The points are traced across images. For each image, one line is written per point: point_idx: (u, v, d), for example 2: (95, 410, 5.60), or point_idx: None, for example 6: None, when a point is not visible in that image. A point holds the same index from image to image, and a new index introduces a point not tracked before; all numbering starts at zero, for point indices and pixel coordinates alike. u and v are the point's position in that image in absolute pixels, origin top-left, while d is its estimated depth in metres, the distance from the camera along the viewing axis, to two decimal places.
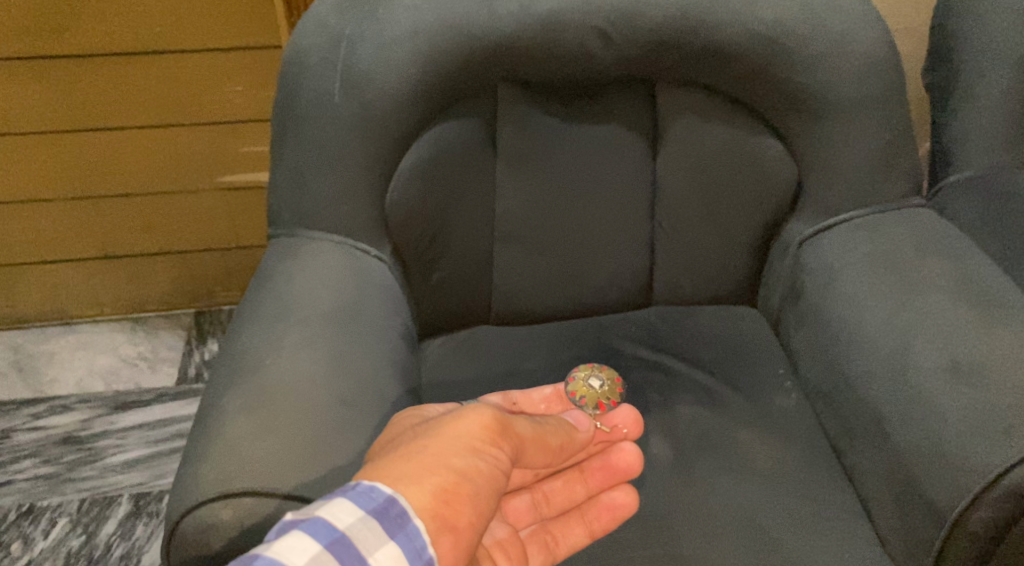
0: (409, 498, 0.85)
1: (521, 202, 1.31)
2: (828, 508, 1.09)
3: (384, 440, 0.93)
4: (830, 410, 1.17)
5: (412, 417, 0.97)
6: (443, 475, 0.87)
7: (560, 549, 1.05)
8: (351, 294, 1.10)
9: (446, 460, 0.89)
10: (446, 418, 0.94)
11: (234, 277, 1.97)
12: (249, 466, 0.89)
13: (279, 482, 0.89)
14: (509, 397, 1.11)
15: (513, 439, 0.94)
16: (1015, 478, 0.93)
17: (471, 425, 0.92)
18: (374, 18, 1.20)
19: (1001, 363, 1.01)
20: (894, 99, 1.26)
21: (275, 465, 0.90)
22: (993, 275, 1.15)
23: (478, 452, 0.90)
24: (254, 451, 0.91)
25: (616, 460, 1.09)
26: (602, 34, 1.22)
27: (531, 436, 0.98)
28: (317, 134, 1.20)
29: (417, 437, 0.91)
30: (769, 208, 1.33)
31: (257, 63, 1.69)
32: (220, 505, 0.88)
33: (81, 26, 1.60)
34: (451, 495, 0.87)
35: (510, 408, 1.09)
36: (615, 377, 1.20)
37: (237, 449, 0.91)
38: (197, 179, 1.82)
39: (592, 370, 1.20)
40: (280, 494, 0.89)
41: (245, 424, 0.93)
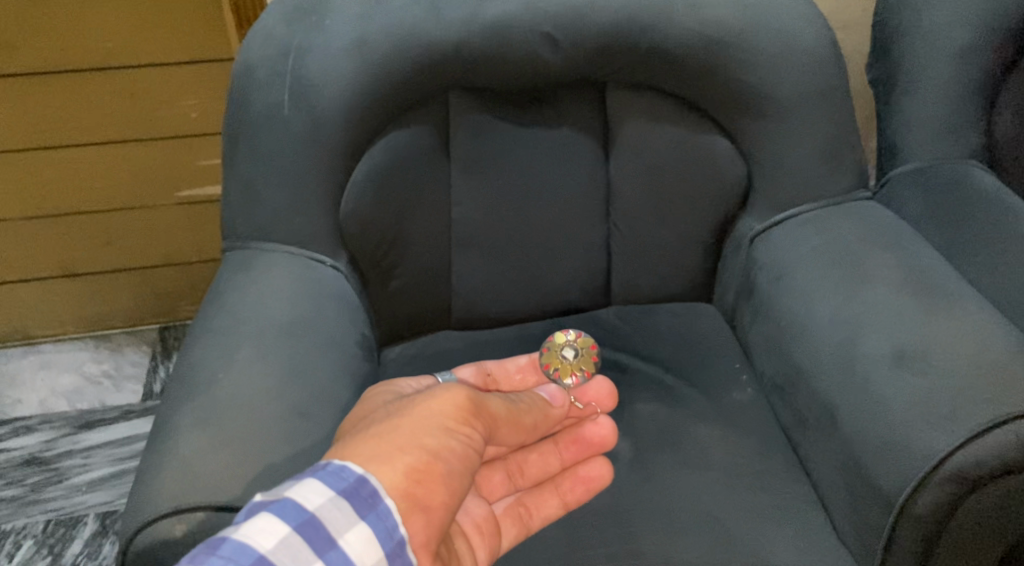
0: (380, 477, 0.86)
1: (476, 208, 1.32)
2: (785, 500, 1.11)
3: (357, 420, 0.95)
4: (785, 403, 1.19)
5: (385, 401, 0.98)
6: (415, 454, 0.88)
7: (535, 520, 1.08)
8: (305, 305, 1.10)
9: (418, 440, 0.90)
10: (419, 397, 0.95)
11: (197, 291, 1.97)
12: (204, 481, 0.90)
13: (234, 495, 0.89)
14: (484, 370, 1.21)
15: (486, 418, 0.96)
16: (958, 459, 0.95)
17: (444, 404, 0.93)
18: (322, 29, 1.20)
19: (945, 350, 1.04)
20: (838, 95, 1.28)
21: (231, 478, 0.90)
22: (937, 265, 1.18)
23: (451, 431, 0.92)
24: (209, 466, 0.91)
25: (589, 433, 1.15)
26: (550, 39, 1.23)
27: (503, 413, 1.00)
28: (268, 147, 1.20)
29: (391, 417, 0.92)
30: (721, 206, 1.35)
31: (210, 76, 1.69)
32: (175, 520, 0.88)
33: (30, 45, 1.60)
34: (423, 474, 0.88)
35: (485, 381, 1.19)
36: (591, 345, 1.24)
37: (192, 464, 0.91)
38: (155, 194, 1.82)
39: (568, 338, 1.24)
40: (237, 507, 0.89)
41: (200, 439, 0.93)
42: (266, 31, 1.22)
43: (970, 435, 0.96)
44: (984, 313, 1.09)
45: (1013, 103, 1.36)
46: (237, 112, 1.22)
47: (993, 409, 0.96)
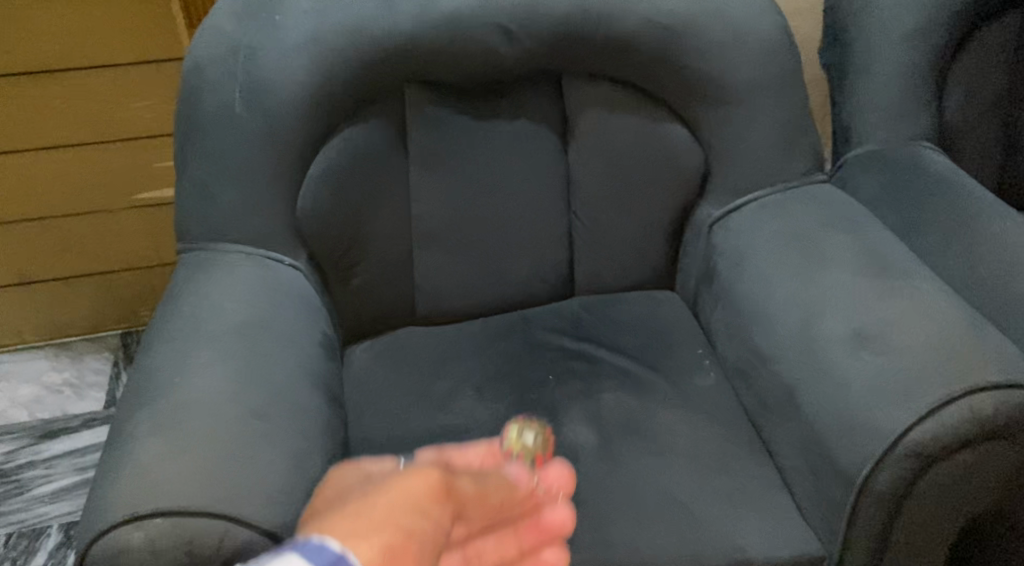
0: (358, 554, 0.72)
1: (436, 202, 1.31)
2: (751, 483, 1.12)
3: (326, 503, 0.86)
4: (748, 387, 1.20)
5: (352, 483, 0.90)
6: (392, 531, 0.74)
7: None
8: (264, 305, 1.11)
9: (395, 519, 0.76)
10: (391, 477, 0.84)
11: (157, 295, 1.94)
12: (161, 486, 0.88)
13: (193, 499, 0.87)
14: (442, 455, 1.09)
15: (457, 500, 0.84)
16: (913, 437, 0.96)
17: (418, 482, 0.81)
18: (274, 26, 1.19)
19: (901, 328, 1.05)
20: (791, 79, 1.30)
21: (188, 483, 0.88)
22: (892, 246, 1.19)
23: (425, 511, 0.78)
24: (166, 471, 0.89)
25: (549, 521, 1.03)
26: (505, 30, 1.23)
27: (472, 493, 0.88)
28: (222, 146, 1.19)
29: (364, 495, 0.80)
30: (680, 193, 1.36)
31: (159, 76, 1.67)
32: (132, 527, 0.86)
33: None
34: (400, 553, 0.73)
35: (440, 459, 1.07)
36: (546, 430, 1.17)
37: (148, 470, 0.89)
38: (109, 199, 1.79)
39: (525, 426, 1.17)
40: (193, 511, 0.87)
41: (157, 445, 0.92)
42: (217, 29, 1.21)
43: (925, 413, 0.97)
44: (938, 291, 1.10)
45: (962, 85, 1.43)
46: (188, 111, 1.20)
47: (948, 386, 0.98)
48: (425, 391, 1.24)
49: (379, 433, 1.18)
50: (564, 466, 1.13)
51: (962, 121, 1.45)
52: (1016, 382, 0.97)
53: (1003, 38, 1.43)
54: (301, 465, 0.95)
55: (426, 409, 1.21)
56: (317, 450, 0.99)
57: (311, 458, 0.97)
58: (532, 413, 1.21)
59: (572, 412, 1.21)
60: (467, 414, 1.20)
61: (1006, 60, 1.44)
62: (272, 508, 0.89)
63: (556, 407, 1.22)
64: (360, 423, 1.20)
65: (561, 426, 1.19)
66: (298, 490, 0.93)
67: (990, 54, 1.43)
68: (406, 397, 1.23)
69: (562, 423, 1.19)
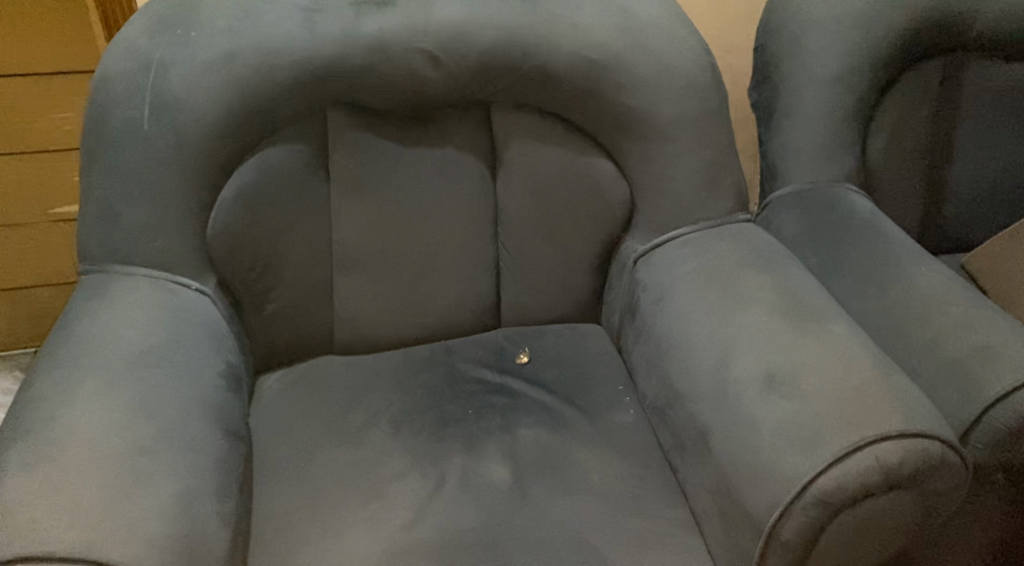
0: None
1: (357, 228, 1.28)
2: (662, 525, 1.09)
3: None
4: (665, 425, 1.19)
5: None
6: None
7: None
8: (160, 335, 1.10)
9: None
10: None
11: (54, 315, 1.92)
12: (30, 532, 0.86)
13: (62, 545, 0.85)
14: None
15: None
16: (820, 485, 0.96)
17: None
18: (187, 41, 1.16)
19: (810, 371, 1.05)
20: (717, 117, 1.29)
21: (58, 524, 0.87)
22: (811, 289, 1.19)
23: None
24: (35, 515, 0.87)
25: None
26: (432, 56, 1.22)
27: None
28: (128, 163, 1.16)
29: None
30: (606, 228, 1.34)
31: (70, 87, 1.68)
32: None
33: None
34: None
35: None
36: None
37: (16, 513, 0.87)
38: (27, 211, 1.79)
39: None
40: (63, 558, 0.85)
41: (29, 484, 0.90)
42: (127, 43, 1.17)
43: (833, 460, 0.97)
44: (851, 336, 1.10)
45: (885, 128, 1.45)
46: (93, 126, 1.17)
47: (855, 432, 0.98)
48: (336, 423, 1.21)
49: (285, 465, 1.15)
50: (473, 505, 1.10)
51: (885, 164, 1.47)
52: (919, 430, 0.98)
53: (926, 83, 1.45)
54: (187, 505, 0.94)
55: (335, 442, 1.18)
56: (207, 486, 0.98)
57: (199, 496, 0.97)
58: (445, 449, 1.17)
59: (488, 448, 1.18)
60: (377, 448, 1.17)
61: (928, 107, 1.46)
62: (148, 552, 0.88)
63: (471, 442, 1.19)
64: (264, 455, 1.17)
65: (474, 461, 1.16)
66: (181, 531, 0.92)
67: (914, 99, 1.45)
68: (317, 429, 1.20)
69: (477, 459, 1.16)
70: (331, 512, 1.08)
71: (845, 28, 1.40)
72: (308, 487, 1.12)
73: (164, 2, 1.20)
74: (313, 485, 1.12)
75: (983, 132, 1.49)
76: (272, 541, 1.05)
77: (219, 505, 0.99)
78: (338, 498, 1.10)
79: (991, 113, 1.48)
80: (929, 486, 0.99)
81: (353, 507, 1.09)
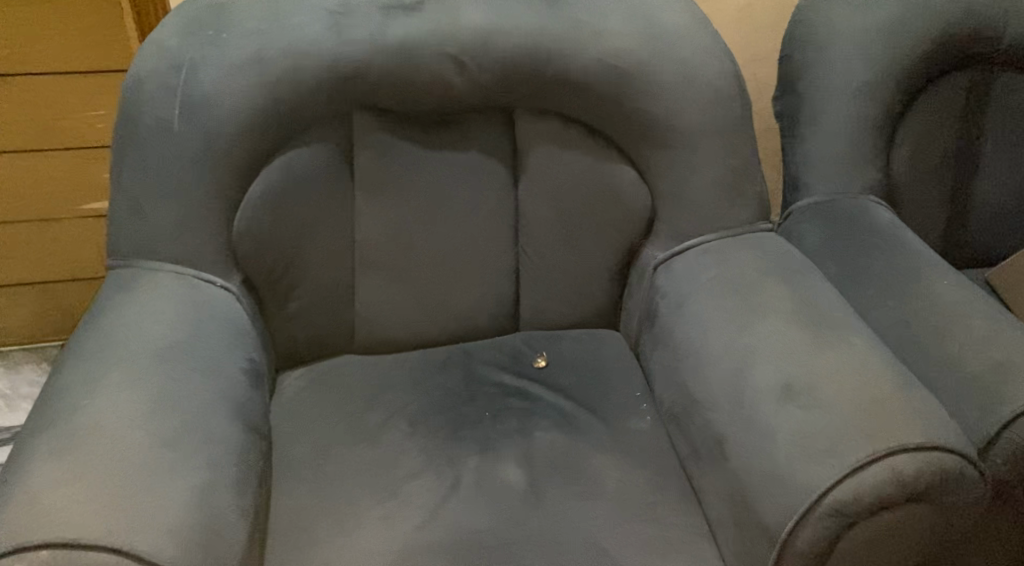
0: None
1: (380, 229, 1.30)
2: (676, 532, 1.09)
3: None
4: (682, 433, 1.19)
5: None
6: None
7: None
8: (185, 331, 1.12)
9: None
10: None
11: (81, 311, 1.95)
12: (53, 518, 0.88)
13: (84, 533, 0.87)
14: None
15: None
16: (836, 496, 0.96)
17: None
18: (218, 43, 1.18)
19: (827, 382, 1.05)
20: (740, 126, 1.29)
21: (81, 512, 0.89)
22: (831, 300, 1.19)
23: None
24: (58, 501, 0.89)
25: None
26: (457, 61, 1.23)
27: None
28: (157, 161, 1.18)
29: None
30: (627, 234, 1.35)
31: (103, 86, 1.71)
32: (15, 559, 0.86)
33: None
34: None
35: None
36: None
37: (40, 499, 0.89)
38: (58, 207, 1.82)
39: None
40: (86, 545, 0.87)
41: (53, 471, 0.92)
42: (160, 43, 1.20)
43: (849, 471, 0.97)
44: (870, 347, 1.10)
45: (910, 140, 1.45)
46: (125, 124, 1.19)
47: (871, 444, 0.98)
48: (354, 422, 1.22)
49: (304, 462, 1.16)
50: (488, 507, 1.11)
51: (909, 176, 1.46)
52: (937, 443, 0.98)
53: (952, 96, 1.45)
54: (206, 497, 0.96)
55: (353, 440, 1.19)
56: (226, 480, 1.00)
57: (219, 489, 0.98)
58: (461, 450, 1.18)
59: (504, 450, 1.19)
60: (394, 447, 1.18)
61: (954, 121, 1.46)
62: (168, 542, 0.89)
63: (487, 444, 1.20)
64: (283, 452, 1.18)
65: (489, 464, 1.17)
66: (199, 522, 0.93)
67: (939, 112, 1.45)
68: (335, 427, 1.21)
69: (492, 461, 1.17)
70: (347, 509, 1.10)
71: (871, 39, 1.39)
72: (325, 484, 1.13)
73: (197, 4, 1.22)
74: (330, 482, 1.13)
75: (1009, 147, 1.48)
76: (288, 536, 1.07)
77: (237, 498, 1.00)
78: (354, 495, 1.11)
79: (1018, 128, 1.47)
80: (947, 501, 0.98)
81: (369, 505, 1.10)
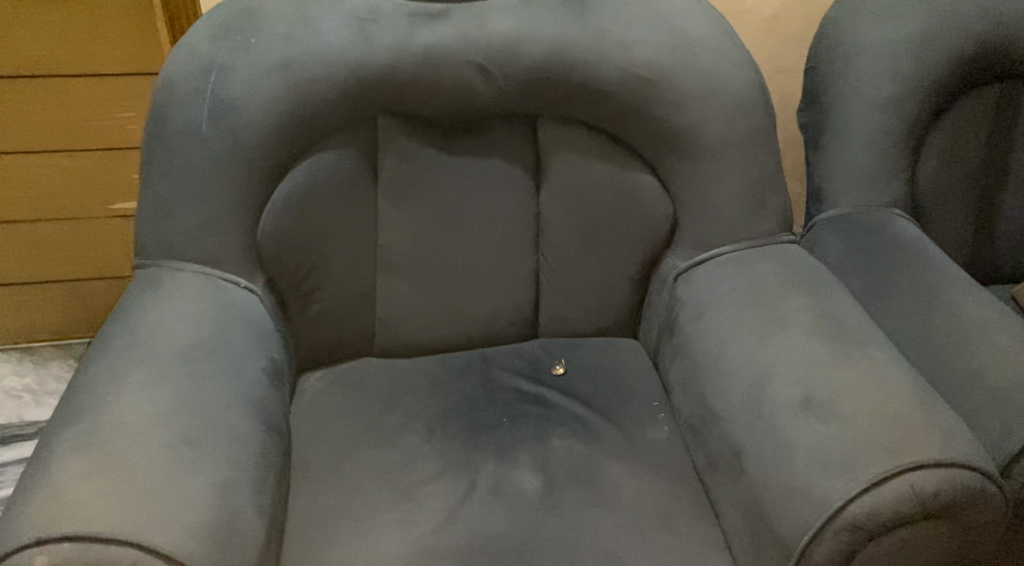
0: None
1: (403, 234, 1.31)
2: (691, 542, 1.09)
3: None
4: (699, 443, 1.19)
5: None
6: None
7: None
8: (208, 330, 1.13)
9: None
10: None
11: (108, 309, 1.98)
12: (76, 512, 0.89)
13: (106, 526, 0.89)
14: None
15: None
16: (853, 511, 0.96)
17: None
18: (247, 47, 1.20)
19: (847, 396, 1.05)
20: (763, 137, 1.29)
21: (103, 506, 0.90)
22: (852, 313, 1.18)
23: None
24: (81, 495, 0.91)
25: None
26: (482, 69, 1.24)
27: None
28: (185, 163, 1.20)
29: None
30: (648, 243, 1.35)
31: (134, 88, 1.73)
32: (38, 551, 0.87)
33: None
34: None
35: None
36: None
37: (63, 492, 0.91)
38: (89, 207, 1.85)
39: None
40: (106, 539, 0.88)
41: (77, 465, 0.93)
42: (191, 47, 1.22)
43: (867, 486, 0.96)
44: (891, 362, 1.10)
45: (936, 155, 1.44)
46: (154, 126, 1.21)
47: (890, 459, 0.97)
48: (373, 424, 1.23)
49: (322, 463, 1.17)
50: (503, 512, 1.11)
51: (934, 191, 1.45)
52: (958, 460, 0.97)
53: (979, 111, 1.44)
54: (225, 494, 0.97)
55: (372, 442, 1.20)
56: (246, 479, 1.01)
57: (238, 487, 0.99)
58: (478, 455, 1.19)
59: (521, 456, 1.19)
60: (412, 451, 1.19)
61: (981, 136, 1.45)
62: (187, 538, 0.91)
63: (504, 450, 1.20)
64: (302, 452, 1.19)
65: (506, 469, 1.17)
66: (218, 520, 0.94)
67: (966, 127, 1.44)
68: (354, 430, 1.22)
69: (509, 467, 1.17)
70: (364, 511, 1.10)
71: (897, 53, 1.39)
72: (343, 485, 1.14)
73: (227, 9, 1.24)
74: (348, 483, 1.14)
75: None
76: (305, 536, 1.08)
77: (256, 498, 1.01)
78: (371, 497, 1.12)
79: None
80: (967, 518, 0.97)
81: (385, 508, 1.11)
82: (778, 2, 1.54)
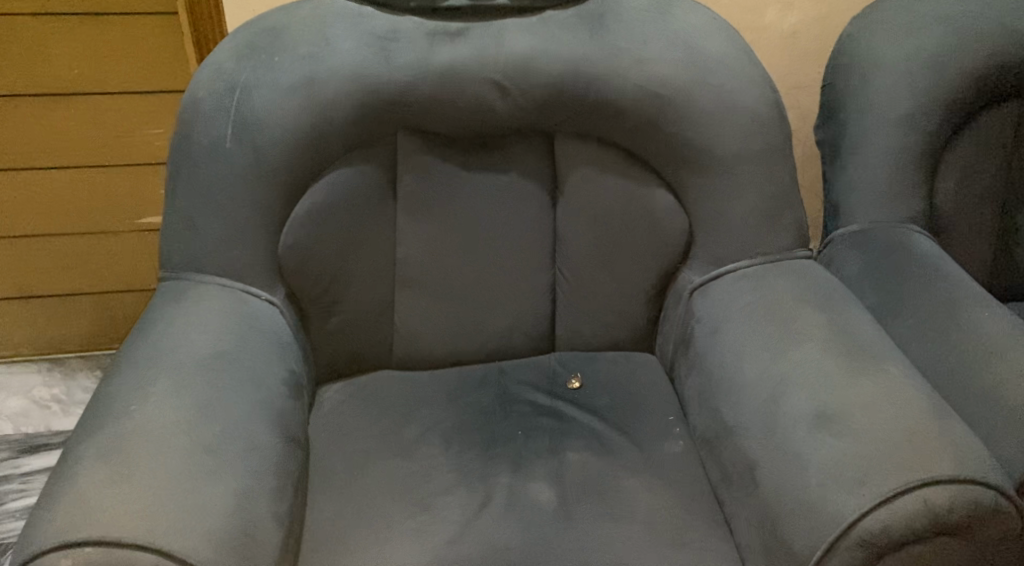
0: None
1: (421, 248, 1.33)
2: (704, 556, 1.10)
3: None
4: (713, 458, 1.19)
5: None
6: None
7: None
8: (229, 341, 1.16)
9: None
10: None
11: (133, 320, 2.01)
12: (99, 516, 0.92)
13: (128, 531, 0.91)
14: None
15: None
16: (865, 525, 0.96)
17: None
18: (271, 66, 1.22)
19: (860, 411, 1.05)
20: (778, 153, 1.30)
21: (125, 512, 0.92)
22: (866, 329, 1.19)
23: None
24: (104, 501, 0.93)
25: None
26: (500, 87, 1.26)
27: None
28: (210, 179, 1.22)
29: None
30: (663, 258, 1.36)
31: (163, 105, 1.77)
32: (63, 554, 0.90)
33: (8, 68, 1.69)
34: None
35: None
36: None
37: (87, 497, 0.93)
38: (118, 221, 1.89)
39: None
40: (127, 543, 0.90)
41: (100, 472, 0.96)
42: (216, 65, 1.25)
43: (879, 501, 0.97)
44: (906, 377, 1.10)
45: (954, 171, 1.44)
46: (181, 143, 1.24)
47: (903, 475, 0.97)
48: (390, 436, 1.25)
49: (339, 474, 1.19)
50: (517, 524, 1.12)
51: (952, 207, 1.45)
52: (972, 476, 0.97)
53: (998, 128, 1.44)
54: (244, 503, 0.99)
55: (389, 454, 1.22)
56: (265, 488, 1.03)
57: (256, 496, 1.01)
58: (494, 467, 1.20)
59: (536, 469, 1.20)
60: (428, 462, 1.21)
61: (1000, 153, 1.45)
62: (204, 545, 0.93)
63: (520, 462, 1.21)
64: (321, 463, 1.21)
65: (521, 481, 1.18)
66: (236, 527, 0.96)
67: (985, 144, 1.44)
68: (372, 441, 1.24)
69: (524, 479, 1.18)
70: (380, 522, 1.12)
71: (915, 69, 1.39)
72: (360, 495, 1.16)
73: (252, 28, 1.27)
74: (364, 494, 1.16)
75: None
76: (321, 546, 1.09)
77: (274, 506, 1.03)
78: (387, 508, 1.14)
79: None
80: (981, 534, 0.97)
81: (401, 518, 1.12)
82: (796, 19, 1.55)
